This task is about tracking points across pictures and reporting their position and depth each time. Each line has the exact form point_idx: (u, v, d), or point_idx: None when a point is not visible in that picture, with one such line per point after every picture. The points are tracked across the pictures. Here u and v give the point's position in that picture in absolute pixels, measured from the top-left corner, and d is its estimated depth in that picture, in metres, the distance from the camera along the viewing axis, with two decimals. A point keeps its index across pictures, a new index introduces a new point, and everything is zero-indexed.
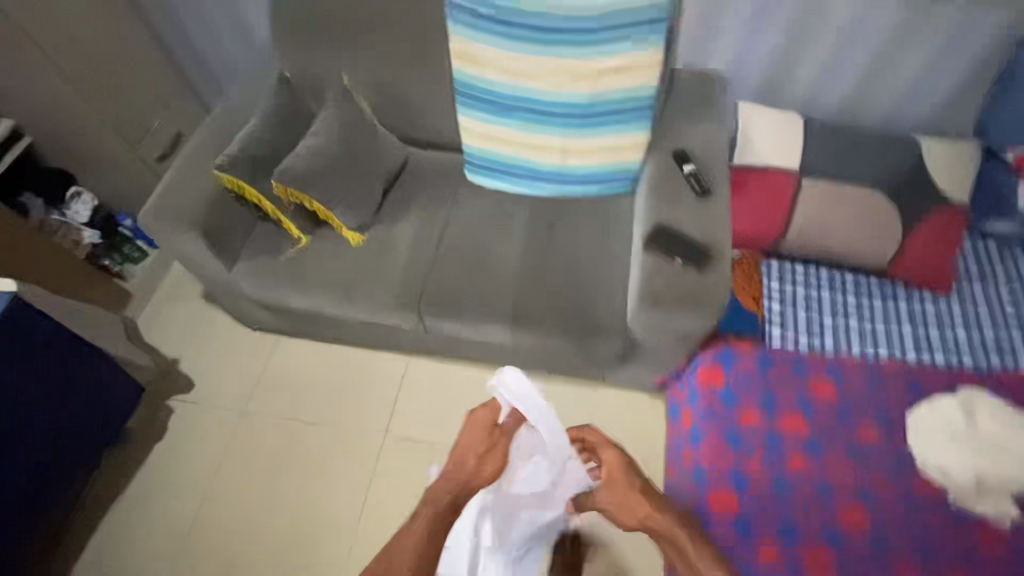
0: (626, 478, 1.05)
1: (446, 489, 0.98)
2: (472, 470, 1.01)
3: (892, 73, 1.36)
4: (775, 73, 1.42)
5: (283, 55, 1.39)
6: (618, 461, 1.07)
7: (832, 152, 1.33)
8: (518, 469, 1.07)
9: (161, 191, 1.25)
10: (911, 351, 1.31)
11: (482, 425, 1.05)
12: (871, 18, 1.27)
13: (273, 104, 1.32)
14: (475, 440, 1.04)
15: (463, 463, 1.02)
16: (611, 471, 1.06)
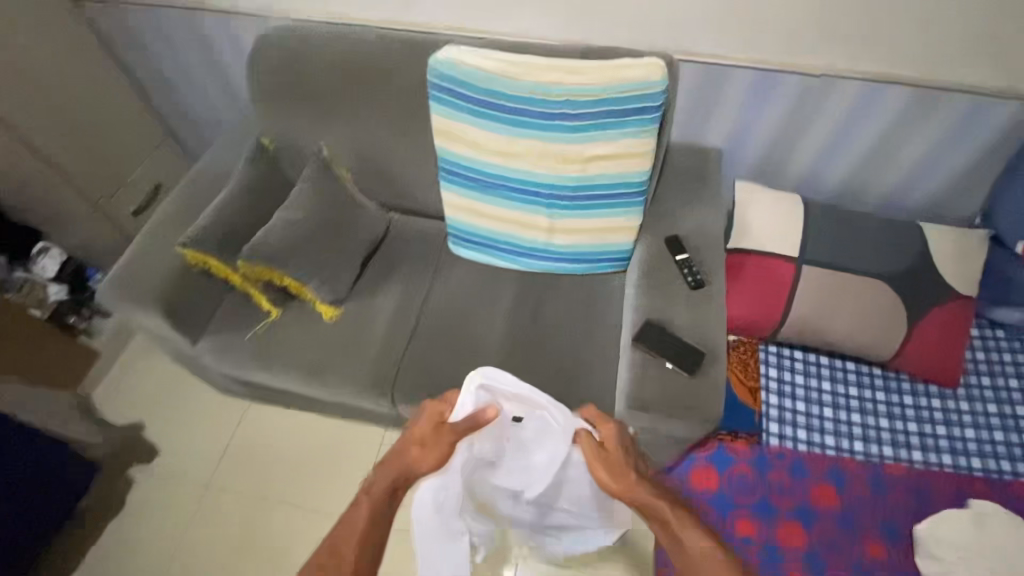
0: (622, 454, 0.93)
1: (389, 478, 0.85)
2: (417, 459, 0.87)
3: (895, 156, 1.31)
4: (773, 151, 1.37)
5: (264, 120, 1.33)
6: (616, 434, 0.95)
7: (834, 239, 1.26)
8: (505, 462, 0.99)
9: (122, 264, 1.18)
10: (917, 453, 1.23)
11: (431, 417, 0.92)
12: (875, 102, 1.22)
13: (248, 173, 1.25)
14: (423, 433, 0.90)
15: (408, 455, 0.87)
16: (607, 443, 0.94)
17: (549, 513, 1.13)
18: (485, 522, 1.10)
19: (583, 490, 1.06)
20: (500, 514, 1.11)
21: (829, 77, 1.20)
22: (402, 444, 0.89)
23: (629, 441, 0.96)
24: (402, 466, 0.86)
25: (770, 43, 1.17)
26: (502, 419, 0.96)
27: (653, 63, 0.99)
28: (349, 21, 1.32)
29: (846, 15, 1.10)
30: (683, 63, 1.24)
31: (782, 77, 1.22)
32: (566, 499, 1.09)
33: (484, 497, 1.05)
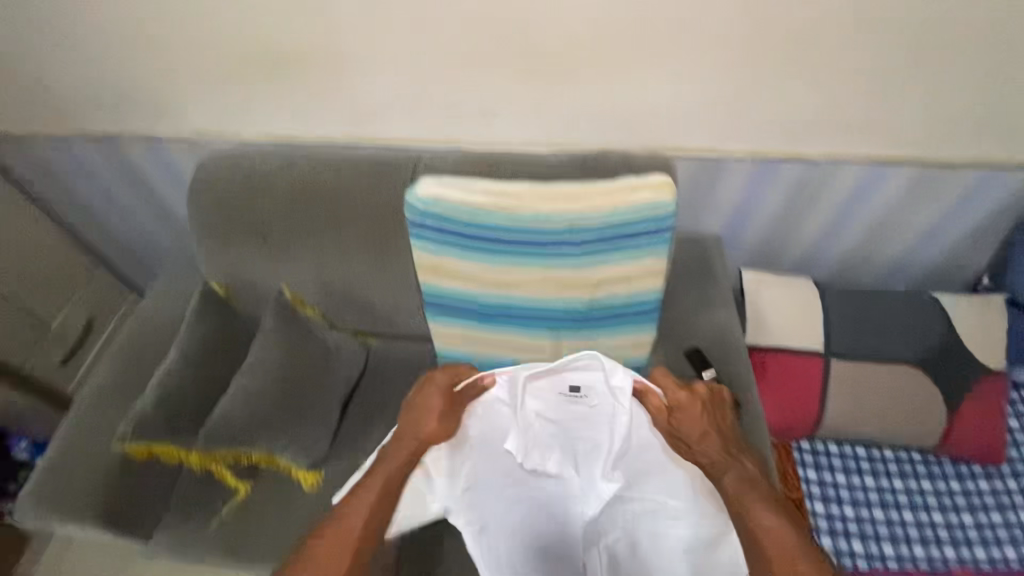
0: (697, 417, 0.91)
1: (406, 446, 0.93)
2: (425, 432, 0.92)
3: (901, 228, 1.25)
4: (776, 232, 1.28)
5: (210, 259, 1.15)
6: (689, 393, 0.92)
7: (858, 326, 1.17)
8: (550, 428, 0.95)
9: (54, 464, 1.00)
10: (980, 549, 1.12)
11: (439, 392, 0.92)
12: (878, 180, 1.16)
13: (198, 329, 1.06)
14: (428, 404, 0.92)
15: (416, 425, 0.93)
16: (681, 402, 0.91)
17: (629, 531, 0.96)
18: (546, 531, 1.00)
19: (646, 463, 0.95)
20: (567, 521, 1.01)
21: (828, 162, 1.14)
22: (408, 406, 0.93)
23: (707, 395, 0.93)
24: (408, 437, 0.93)
25: (766, 132, 1.11)
26: (557, 388, 0.91)
27: (661, 180, 0.88)
28: (303, 142, 1.18)
29: (843, 101, 1.05)
30: (676, 159, 1.16)
31: (781, 164, 1.15)
32: (636, 496, 0.96)
33: (535, 483, 0.99)
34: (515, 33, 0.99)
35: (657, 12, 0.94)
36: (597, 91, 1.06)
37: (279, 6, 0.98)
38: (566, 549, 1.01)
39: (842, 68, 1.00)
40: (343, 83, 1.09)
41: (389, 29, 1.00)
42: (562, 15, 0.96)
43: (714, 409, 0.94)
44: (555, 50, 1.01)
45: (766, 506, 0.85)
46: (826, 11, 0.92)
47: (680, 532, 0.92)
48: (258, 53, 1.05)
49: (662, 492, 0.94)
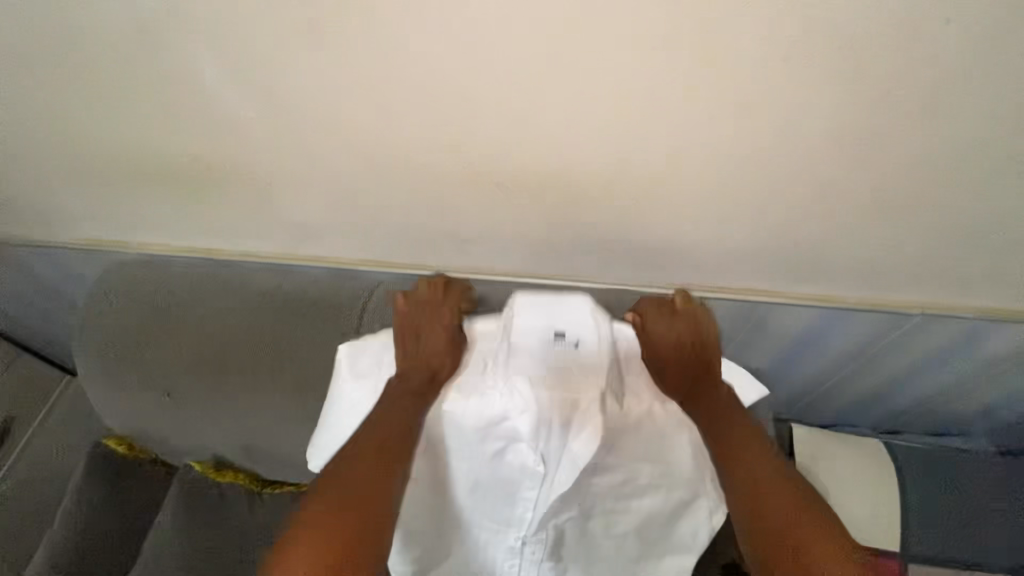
0: (678, 343, 0.72)
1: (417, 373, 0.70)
2: (437, 367, 0.70)
3: (992, 386, 0.97)
4: (827, 379, 1.02)
5: (97, 406, 0.91)
6: (668, 321, 0.73)
7: (942, 524, 0.91)
8: (526, 366, 0.69)
9: None
10: None
11: (442, 324, 0.73)
12: (980, 336, 0.88)
13: (92, 500, 0.90)
14: (433, 335, 0.72)
15: (421, 356, 0.71)
16: (659, 334, 0.72)
17: (587, 502, 0.74)
18: (494, 494, 0.75)
19: (636, 433, 0.72)
20: (517, 487, 0.74)
21: (919, 309, 0.85)
22: (411, 333, 0.72)
23: (690, 324, 0.73)
24: (416, 366, 0.70)
25: (830, 277, 0.82)
26: (540, 325, 0.69)
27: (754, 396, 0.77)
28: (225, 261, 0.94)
29: (944, 257, 0.76)
30: (711, 299, 0.88)
31: (852, 314, 0.88)
32: (615, 467, 0.72)
33: (495, 431, 0.72)
34: (498, 166, 0.71)
35: (699, 153, 0.66)
36: (611, 226, 0.78)
37: (177, 123, 0.71)
38: (509, 513, 0.75)
39: (965, 222, 0.70)
40: (271, 204, 0.82)
41: (329, 153, 0.73)
42: (564, 151, 0.68)
43: (695, 338, 0.72)
44: (553, 183, 0.72)
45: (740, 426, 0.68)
46: (941, 160, 0.63)
47: (650, 503, 0.74)
48: (158, 170, 0.79)
49: (642, 459, 0.73)
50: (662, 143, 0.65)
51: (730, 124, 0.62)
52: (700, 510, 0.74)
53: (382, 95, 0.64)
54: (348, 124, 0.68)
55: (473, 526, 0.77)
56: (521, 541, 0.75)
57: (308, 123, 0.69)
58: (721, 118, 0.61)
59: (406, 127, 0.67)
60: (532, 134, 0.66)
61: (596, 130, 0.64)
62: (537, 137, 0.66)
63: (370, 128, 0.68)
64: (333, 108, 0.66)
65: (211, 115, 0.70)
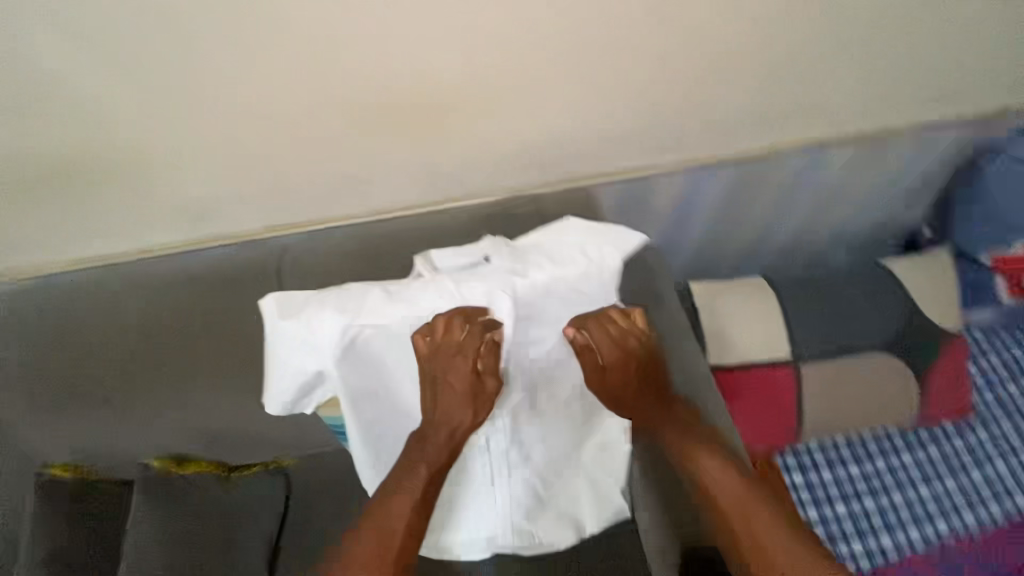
0: (627, 370, 0.75)
1: (442, 432, 0.73)
2: (459, 422, 0.72)
3: (839, 208, 1.17)
4: (713, 238, 1.17)
5: (33, 446, 0.88)
6: (616, 343, 0.73)
7: (818, 325, 1.11)
8: (446, 282, 0.70)
9: None
10: (967, 514, 1.10)
11: (462, 377, 0.69)
12: (818, 166, 1.05)
13: (51, 513, 0.85)
14: (451, 392, 0.69)
15: (443, 414, 0.71)
16: (611, 360, 0.73)
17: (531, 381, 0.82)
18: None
19: (557, 309, 0.75)
20: None
21: (764, 153, 1.00)
22: (430, 383, 0.69)
23: (640, 344, 0.74)
24: (436, 425, 0.72)
25: (689, 142, 0.95)
26: (452, 258, 0.73)
27: (639, 243, 0.75)
28: (110, 264, 0.90)
29: (770, 99, 0.90)
30: (596, 185, 0.98)
31: (716, 170, 1.01)
32: (542, 344, 0.77)
33: None
34: (378, 98, 0.75)
35: (548, 47, 0.74)
36: (493, 136, 0.85)
37: (41, 121, 0.69)
38: None
39: (775, 66, 0.84)
40: (161, 189, 0.81)
41: (210, 122, 0.73)
42: (436, 70, 0.73)
43: (640, 354, 0.75)
44: (433, 104, 0.78)
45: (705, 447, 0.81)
46: (740, 13, 0.75)
47: None
48: (26, 180, 0.76)
49: None
50: (519, 42, 0.72)
51: (566, 14, 0.70)
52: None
53: (252, 48, 0.66)
54: (222, 86, 0.69)
55: None
56: (485, 438, 0.85)
57: (181, 93, 0.69)
58: (556, 9, 0.69)
59: (282, 77, 0.70)
60: (403, 59, 0.71)
61: (459, 40, 0.70)
62: (407, 61, 0.71)
63: (246, 84, 0.70)
64: (206, 72, 0.68)
65: (70, 106, 0.68)
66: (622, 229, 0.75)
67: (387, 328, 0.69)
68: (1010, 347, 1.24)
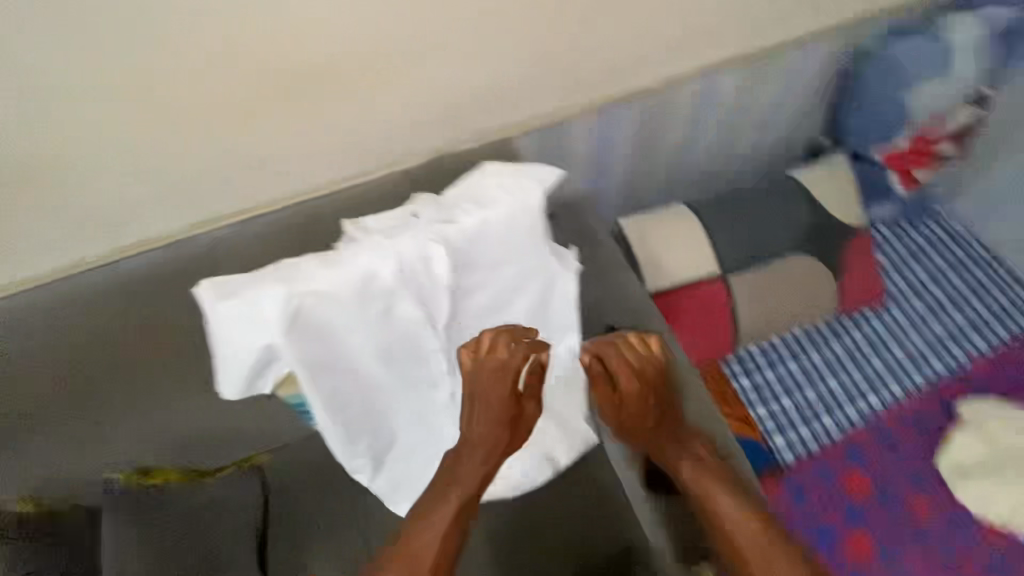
0: (643, 401, 0.81)
1: (480, 459, 0.79)
2: (497, 441, 0.79)
3: (742, 129, 1.25)
4: (635, 174, 1.23)
5: None
6: (635, 372, 0.80)
7: (740, 237, 1.20)
8: (377, 241, 0.72)
9: None
10: (893, 385, 1.23)
11: (502, 397, 0.77)
12: (716, 88, 1.13)
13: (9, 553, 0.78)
14: (490, 410, 0.77)
15: (483, 432, 0.78)
16: (631, 389, 0.80)
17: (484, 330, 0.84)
18: (406, 358, 0.80)
19: (491, 252, 0.77)
20: (421, 344, 0.79)
21: (665, 84, 1.07)
22: (471, 403, 0.77)
23: (655, 372, 0.82)
24: (474, 445, 0.79)
25: (593, 81, 1.00)
26: (381, 220, 0.75)
27: (555, 176, 0.78)
28: (22, 291, 0.86)
29: (659, 28, 0.96)
30: (514, 137, 1.01)
31: (624, 105, 1.07)
32: (484, 288, 0.80)
33: (374, 304, 0.73)
34: (286, 71, 0.77)
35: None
36: (406, 99, 0.87)
37: None
38: (426, 374, 0.84)
39: None
40: (74, 189, 0.79)
41: (117, 111, 0.73)
42: (338, 36, 0.75)
43: (656, 381, 0.82)
44: (342, 72, 0.79)
45: (728, 493, 0.78)
46: None
47: (526, 303, 0.84)
48: None
49: (504, 267, 0.80)
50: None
51: None
52: (566, 283, 0.85)
53: (139, 27, 0.66)
54: (124, 74, 0.70)
55: (404, 400, 0.86)
56: (451, 395, 0.86)
57: (83, 83, 0.69)
58: None
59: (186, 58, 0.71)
60: (304, 29, 0.73)
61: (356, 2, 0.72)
62: (308, 30, 0.73)
63: (148, 71, 0.70)
64: (105, 62, 0.68)
65: None
66: (538, 165, 0.78)
67: (328, 296, 0.70)
68: (908, 235, 1.40)
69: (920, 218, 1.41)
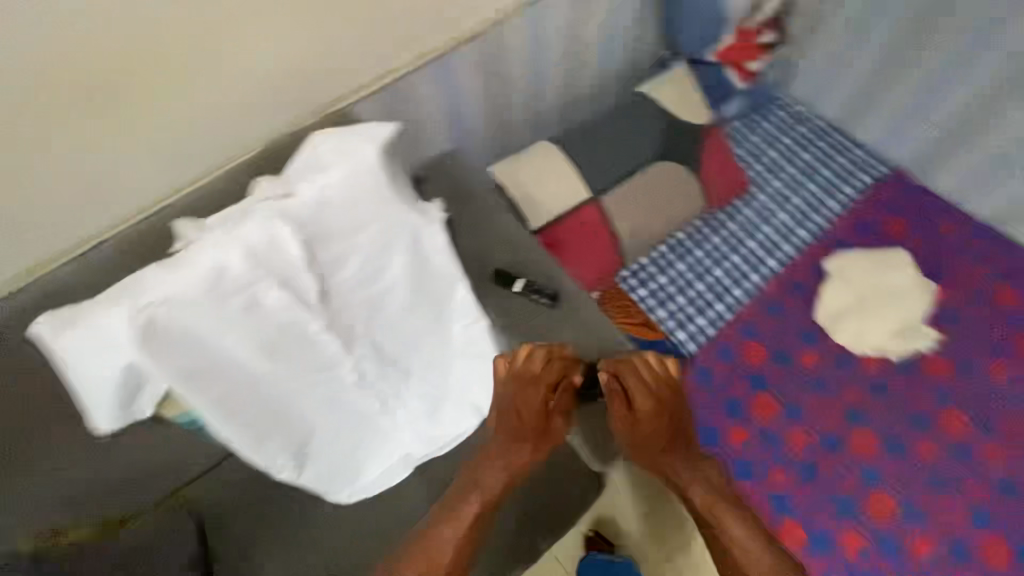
0: (654, 416, 0.98)
1: (501, 470, 0.96)
2: (525, 452, 0.97)
3: (583, 56, 1.29)
4: (492, 120, 1.26)
5: None
6: (647, 392, 0.97)
7: (603, 159, 1.26)
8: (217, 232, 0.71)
9: None
10: (771, 260, 1.34)
11: (536, 410, 0.95)
12: (544, 21, 1.15)
13: None
14: (524, 423, 0.96)
15: (517, 442, 0.96)
16: (645, 407, 0.97)
17: (366, 300, 0.85)
18: (292, 347, 0.79)
19: (342, 220, 0.79)
20: (301, 327, 0.78)
21: (496, 24, 1.08)
22: (508, 412, 0.96)
23: (668, 394, 1.00)
24: (505, 456, 0.96)
25: (417, 36, 0.99)
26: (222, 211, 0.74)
27: (390, 131, 0.80)
28: None
29: None
30: (354, 105, 0.99)
31: (456, 54, 1.07)
32: (349, 257, 0.80)
33: (232, 297, 0.72)
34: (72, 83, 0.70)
35: None
36: (225, 89, 0.82)
37: None
38: (320, 358, 0.82)
39: None
40: None
41: None
42: (120, 37, 0.69)
43: (667, 400, 1.00)
44: (139, 76, 0.73)
45: (727, 508, 1.00)
46: None
47: (401, 262, 0.85)
48: None
49: (363, 231, 0.80)
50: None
51: None
52: (432, 236, 0.86)
53: None
54: None
55: (308, 390, 0.85)
56: (355, 371, 0.86)
57: None
58: None
59: None
60: (76, 35, 0.66)
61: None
62: (82, 36, 0.66)
63: None
64: None
65: None
66: (370, 125, 0.80)
67: (176, 301, 0.68)
68: (761, 123, 1.48)
69: (769, 104, 1.50)
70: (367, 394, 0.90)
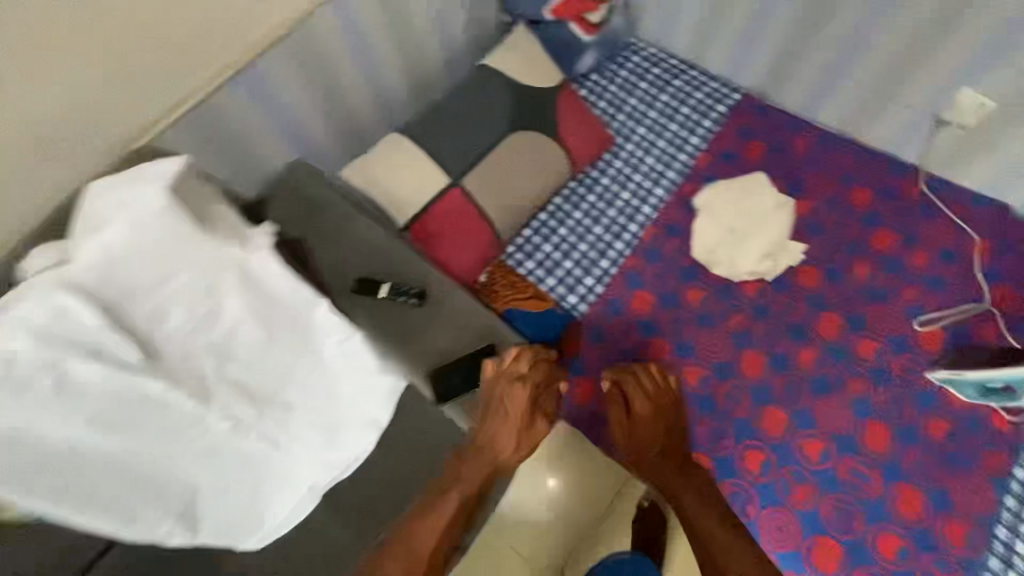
0: (651, 423, 1.04)
1: (481, 471, 0.94)
2: (504, 451, 0.96)
3: (416, 37, 1.24)
4: (334, 121, 1.20)
5: None
6: (648, 401, 1.05)
7: (457, 140, 1.23)
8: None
9: None
10: (644, 206, 1.36)
11: (520, 405, 0.97)
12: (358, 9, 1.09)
13: None
14: (508, 420, 0.96)
15: (499, 438, 0.95)
16: (643, 411, 1.04)
17: (211, 345, 0.77)
18: (134, 415, 0.72)
19: (141, 268, 0.74)
20: (138, 389, 0.71)
21: (303, 22, 1.01)
22: (496, 409, 0.96)
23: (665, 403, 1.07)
24: (489, 449, 0.95)
25: (212, 51, 0.91)
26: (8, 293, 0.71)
27: (175, 165, 0.77)
28: None
29: None
30: (160, 136, 0.91)
31: (265, 60, 1.00)
32: (166, 307, 0.75)
33: (32, 378, 0.66)
34: None
35: None
36: None
37: None
38: (173, 416, 0.74)
39: None
40: None
41: None
42: None
43: (667, 407, 1.06)
44: None
45: (720, 524, 0.96)
46: None
47: (231, 299, 0.78)
48: None
49: (171, 276, 0.75)
50: None
51: None
52: (258, 262, 0.80)
53: None
54: None
55: (174, 455, 0.76)
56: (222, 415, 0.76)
57: None
58: None
59: None
60: None
61: None
62: None
63: None
64: None
65: None
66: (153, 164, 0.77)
67: None
68: (617, 72, 1.49)
69: (619, 52, 1.50)
70: (251, 439, 0.79)
